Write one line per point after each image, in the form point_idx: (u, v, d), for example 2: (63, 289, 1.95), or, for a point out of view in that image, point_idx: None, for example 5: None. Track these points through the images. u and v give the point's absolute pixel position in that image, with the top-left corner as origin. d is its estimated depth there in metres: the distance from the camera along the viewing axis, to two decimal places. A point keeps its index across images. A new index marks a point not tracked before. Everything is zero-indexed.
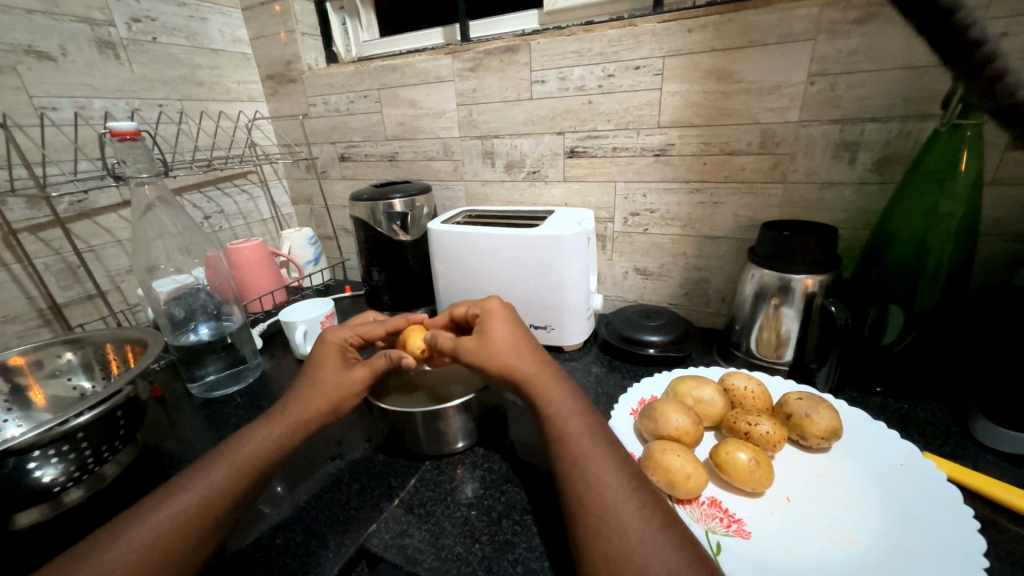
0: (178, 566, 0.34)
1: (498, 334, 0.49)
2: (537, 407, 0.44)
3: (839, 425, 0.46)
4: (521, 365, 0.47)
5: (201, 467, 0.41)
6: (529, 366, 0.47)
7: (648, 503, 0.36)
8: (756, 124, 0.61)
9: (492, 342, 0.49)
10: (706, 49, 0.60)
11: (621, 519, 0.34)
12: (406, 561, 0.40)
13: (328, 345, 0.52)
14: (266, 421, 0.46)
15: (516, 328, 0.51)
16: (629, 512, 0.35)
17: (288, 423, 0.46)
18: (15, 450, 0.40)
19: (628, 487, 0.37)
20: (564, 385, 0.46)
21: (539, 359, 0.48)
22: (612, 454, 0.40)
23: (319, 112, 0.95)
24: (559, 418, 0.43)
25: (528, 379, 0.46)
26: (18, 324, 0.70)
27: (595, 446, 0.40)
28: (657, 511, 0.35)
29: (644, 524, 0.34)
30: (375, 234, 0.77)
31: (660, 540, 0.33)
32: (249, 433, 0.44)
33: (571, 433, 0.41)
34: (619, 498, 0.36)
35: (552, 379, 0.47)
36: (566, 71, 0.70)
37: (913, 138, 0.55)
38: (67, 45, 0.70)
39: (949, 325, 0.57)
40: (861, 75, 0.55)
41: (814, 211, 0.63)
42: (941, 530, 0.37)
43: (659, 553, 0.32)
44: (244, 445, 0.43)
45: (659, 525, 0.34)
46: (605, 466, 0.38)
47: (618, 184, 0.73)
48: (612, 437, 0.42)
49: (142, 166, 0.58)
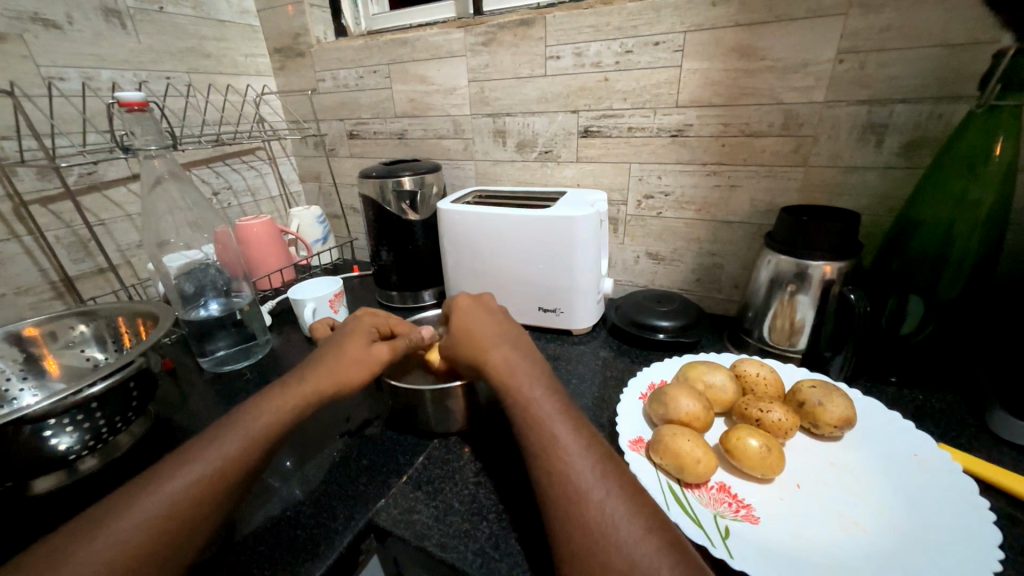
0: (185, 539, 0.34)
1: (505, 349, 0.48)
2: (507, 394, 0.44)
3: (852, 414, 0.45)
4: (517, 361, 0.47)
5: (214, 435, 0.40)
6: (535, 372, 0.46)
7: (620, 488, 0.36)
8: (779, 105, 0.59)
9: (478, 330, 0.50)
10: (730, 24, 0.58)
11: (591, 506, 0.34)
12: (414, 536, 0.40)
13: (352, 329, 0.53)
14: (281, 389, 0.45)
15: (525, 346, 0.49)
16: (597, 500, 0.34)
17: (305, 394, 0.45)
18: (31, 417, 0.41)
19: (599, 472, 0.36)
20: (542, 372, 0.46)
21: (547, 370, 0.47)
22: (582, 439, 0.39)
23: (328, 87, 0.94)
24: (530, 401, 0.42)
25: (501, 365, 0.46)
26: (31, 296, 0.71)
27: (565, 431, 0.39)
28: (628, 497, 0.35)
29: (614, 510, 0.34)
30: (383, 212, 0.76)
31: (628, 528, 0.33)
32: (261, 402, 0.44)
33: (542, 418, 0.41)
34: (588, 484, 0.35)
35: (526, 366, 0.46)
36: (583, 47, 0.67)
37: (945, 121, 0.53)
38: (73, 13, 0.69)
39: (970, 316, 0.55)
40: (894, 52, 0.52)
41: (835, 197, 0.61)
42: (952, 519, 0.36)
43: (629, 542, 0.32)
44: (258, 415, 0.42)
45: (629, 513, 0.34)
46: (577, 451, 0.38)
47: (632, 166, 0.71)
48: (580, 419, 0.42)
49: (150, 138, 0.57)
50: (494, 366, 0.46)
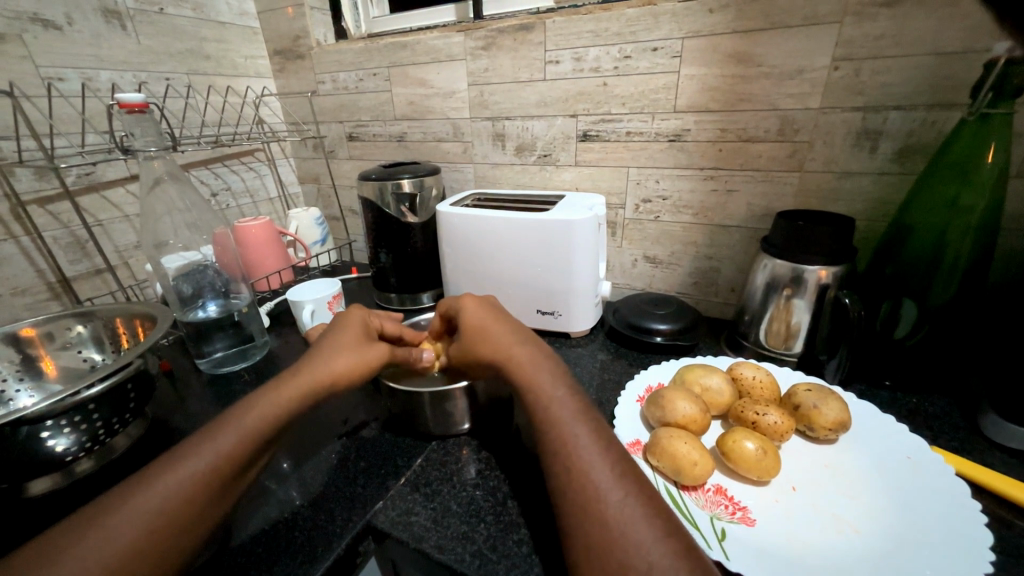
0: (181, 537, 0.34)
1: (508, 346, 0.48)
2: (529, 391, 0.44)
3: (847, 417, 0.46)
4: (517, 357, 0.47)
5: (207, 432, 0.40)
6: (535, 366, 0.46)
7: (636, 491, 0.36)
8: (775, 111, 0.60)
9: (492, 329, 0.50)
10: (727, 31, 0.59)
11: (607, 508, 0.34)
12: (412, 538, 0.41)
13: (350, 324, 0.53)
14: (276, 384, 0.45)
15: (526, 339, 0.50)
16: (615, 501, 0.35)
17: (298, 389, 0.45)
18: (28, 418, 0.40)
19: (616, 474, 0.36)
20: (540, 365, 0.46)
21: (547, 363, 0.47)
22: (599, 441, 0.39)
23: (328, 90, 0.94)
24: (551, 401, 0.42)
25: (522, 364, 0.46)
26: (27, 297, 0.70)
27: (573, 431, 0.40)
28: (644, 500, 0.35)
29: (630, 513, 0.34)
30: (383, 214, 0.76)
31: (644, 530, 0.33)
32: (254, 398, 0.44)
33: (558, 420, 0.41)
34: (605, 485, 0.36)
35: (542, 364, 0.46)
36: (582, 51, 0.68)
37: (938, 128, 0.54)
38: (73, 14, 0.69)
39: (963, 320, 0.56)
40: (888, 60, 0.53)
41: (830, 202, 0.62)
42: (945, 522, 0.37)
43: (646, 544, 0.32)
44: (250, 410, 0.42)
45: (645, 515, 0.34)
46: (595, 453, 0.38)
47: (630, 170, 0.72)
48: (597, 421, 0.42)
49: (149, 140, 0.57)
50: (513, 364, 0.46)
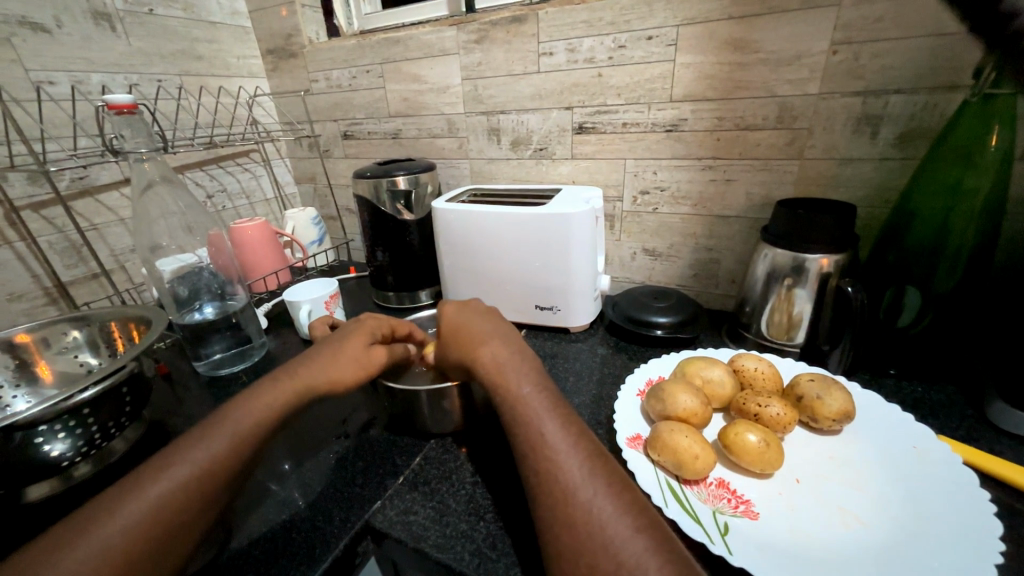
0: (167, 543, 0.33)
1: (498, 351, 0.47)
2: (496, 389, 0.44)
3: (852, 408, 0.45)
4: (508, 359, 0.46)
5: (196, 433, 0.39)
6: (523, 367, 0.46)
7: (609, 485, 0.35)
8: (773, 97, 0.59)
9: (466, 330, 0.51)
10: (722, 17, 0.58)
11: (578, 506, 0.34)
12: (411, 537, 0.40)
13: (353, 328, 0.53)
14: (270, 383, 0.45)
15: (516, 344, 0.49)
16: (586, 498, 0.34)
17: (291, 388, 0.45)
18: (21, 424, 0.40)
19: (587, 470, 0.36)
20: (528, 366, 0.46)
21: (533, 366, 0.46)
22: (571, 436, 0.38)
23: (321, 88, 0.93)
24: (517, 400, 0.42)
25: (509, 365, 0.45)
26: (24, 303, 0.70)
27: (558, 429, 0.39)
28: (618, 494, 0.34)
29: (603, 508, 0.33)
30: (378, 213, 0.75)
31: (616, 526, 0.32)
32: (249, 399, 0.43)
33: (530, 418, 0.40)
34: (576, 482, 0.35)
35: (526, 365, 0.46)
36: (575, 42, 0.67)
37: (940, 111, 0.52)
38: (62, 16, 0.68)
39: (969, 307, 0.55)
40: (890, 43, 0.52)
41: (832, 189, 0.61)
42: (952, 510, 0.36)
43: (618, 541, 0.31)
44: (240, 409, 0.42)
45: (619, 512, 0.33)
46: (566, 449, 0.37)
47: (627, 162, 0.71)
48: (569, 415, 0.41)
49: (141, 141, 0.56)
50: (483, 363, 0.46)
